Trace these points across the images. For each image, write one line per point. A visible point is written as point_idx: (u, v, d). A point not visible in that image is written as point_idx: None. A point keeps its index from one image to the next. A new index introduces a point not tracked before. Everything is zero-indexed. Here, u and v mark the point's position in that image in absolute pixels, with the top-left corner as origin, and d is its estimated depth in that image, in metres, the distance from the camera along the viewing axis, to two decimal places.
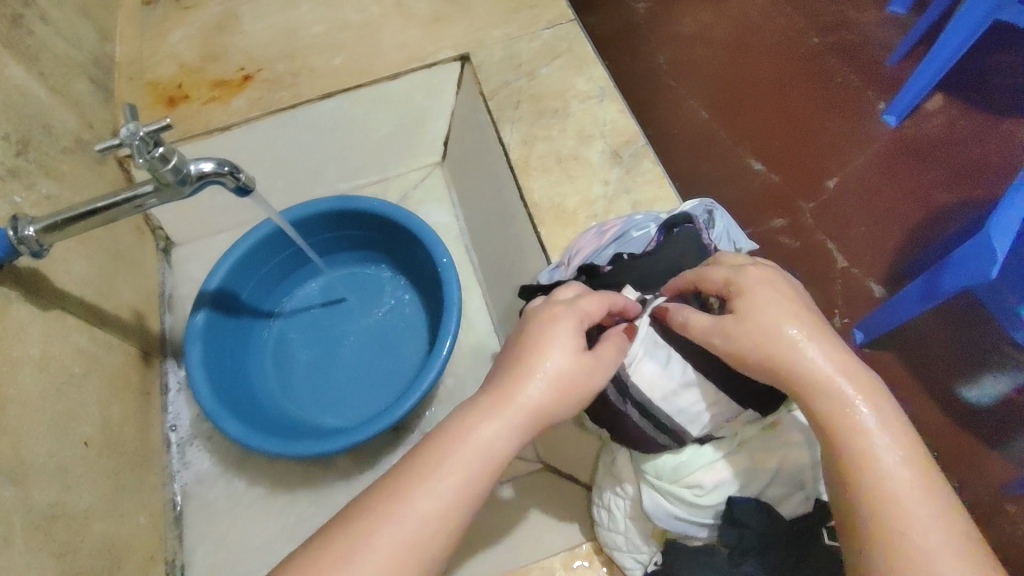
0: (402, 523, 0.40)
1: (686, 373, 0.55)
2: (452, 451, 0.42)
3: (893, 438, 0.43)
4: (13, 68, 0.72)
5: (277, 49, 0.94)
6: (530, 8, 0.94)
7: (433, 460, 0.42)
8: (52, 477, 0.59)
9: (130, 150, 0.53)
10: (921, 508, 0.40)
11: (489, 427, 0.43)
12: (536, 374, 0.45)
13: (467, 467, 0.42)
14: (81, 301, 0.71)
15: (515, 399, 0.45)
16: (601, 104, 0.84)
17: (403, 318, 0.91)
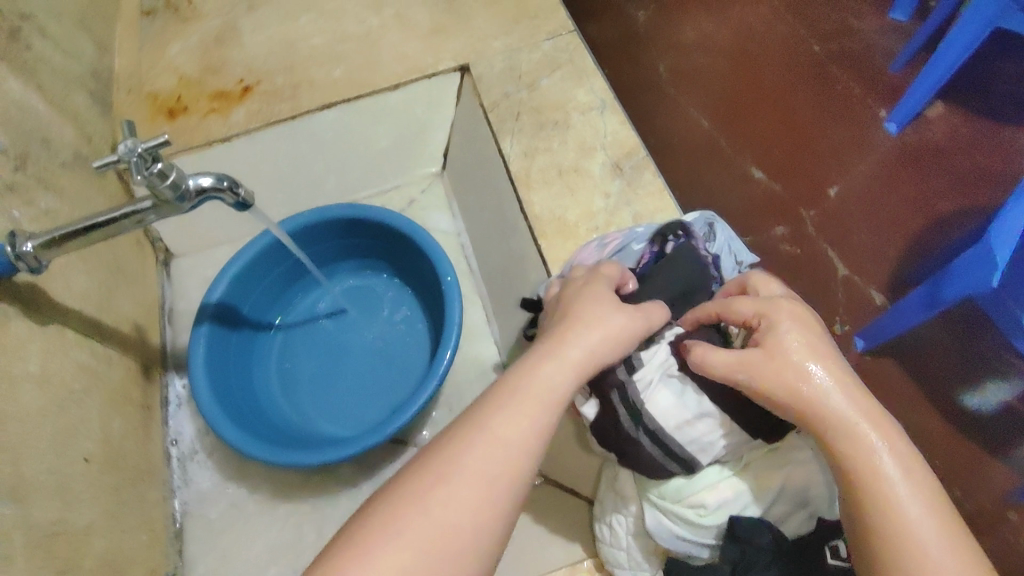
0: (485, 460, 0.43)
1: (702, 405, 0.54)
2: (517, 394, 0.46)
3: (909, 475, 0.43)
4: (11, 82, 0.72)
5: (277, 60, 0.94)
6: (530, 19, 0.94)
7: (503, 402, 0.46)
8: (53, 494, 0.58)
9: (128, 167, 0.53)
10: (932, 546, 0.41)
11: (550, 369, 0.48)
12: (588, 325, 0.50)
13: (535, 407, 0.46)
14: (81, 316, 0.70)
15: (571, 345, 0.49)
16: (602, 116, 0.84)
17: (406, 329, 0.91)
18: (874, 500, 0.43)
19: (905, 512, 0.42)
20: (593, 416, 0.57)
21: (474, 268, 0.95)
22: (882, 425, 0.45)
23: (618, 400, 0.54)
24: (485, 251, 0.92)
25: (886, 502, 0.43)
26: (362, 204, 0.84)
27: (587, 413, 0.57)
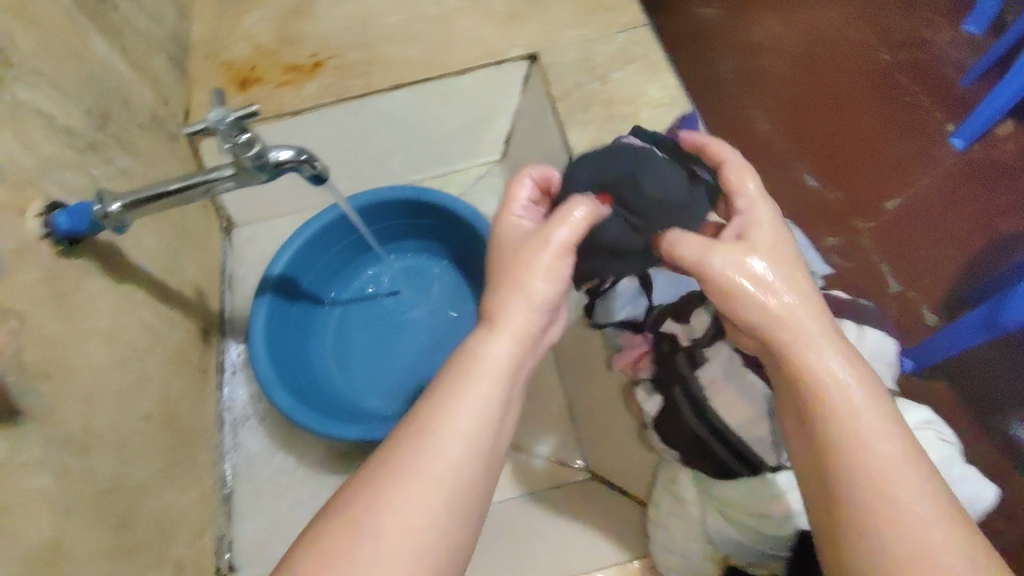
0: (437, 448, 0.41)
1: (768, 403, 0.53)
2: (458, 375, 0.44)
3: (884, 425, 0.41)
4: (99, 41, 0.73)
5: (350, 37, 0.95)
6: (606, 11, 0.93)
7: (444, 386, 0.44)
8: (114, 450, 0.60)
9: (216, 135, 0.54)
10: (914, 503, 0.38)
11: (490, 347, 0.45)
12: (519, 284, 0.47)
13: (482, 385, 0.43)
14: (149, 276, 0.72)
15: (504, 316, 0.46)
16: (674, 112, 0.82)
17: (455, 313, 0.91)
18: (837, 446, 0.41)
19: (877, 462, 0.39)
20: (656, 413, 0.58)
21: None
22: (858, 370, 0.43)
23: (681, 397, 0.55)
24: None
25: (856, 450, 0.40)
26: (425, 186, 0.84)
27: (649, 408, 0.58)
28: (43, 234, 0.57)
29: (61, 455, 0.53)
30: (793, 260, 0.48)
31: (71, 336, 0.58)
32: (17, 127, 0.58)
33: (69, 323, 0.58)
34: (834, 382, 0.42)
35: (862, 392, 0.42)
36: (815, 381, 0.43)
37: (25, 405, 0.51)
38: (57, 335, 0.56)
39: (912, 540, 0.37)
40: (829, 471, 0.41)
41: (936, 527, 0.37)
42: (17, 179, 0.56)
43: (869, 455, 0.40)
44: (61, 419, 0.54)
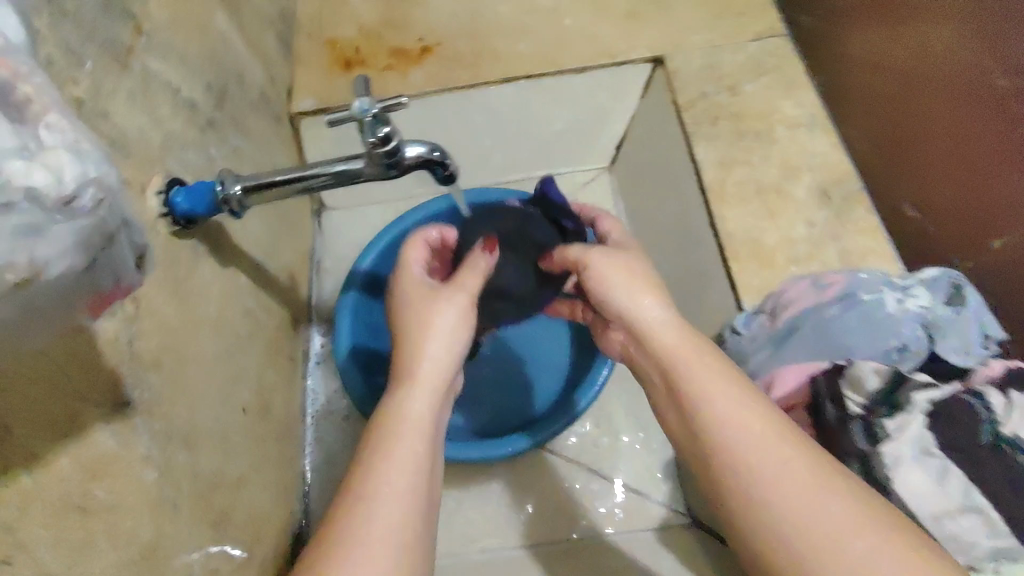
0: (381, 495, 0.44)
1: (967, 496, 0.48)
2: (384, 430, 0.48)
3: (758, 423, 0.45)
4: (221, 15, 0.71)
5: (459, 25, 0.90)
6: (736, 16, 0.87)
7: (374, 440, 0.48)
8: (215, 444, 0.57)
9: (357, 127, 0.50)
10: (803, 489, 0.42)
11: (410, 401, 0.50)
12: (426, 339, 0.53)
13: (411, 435, 0.48)
14: (251, 260, 0.69)
15: (420, 371, 0.52)
16: (811, 133, 0.75)
17: (549, 329, 0.87)
18: (726, 450, 0.45)
19: (789, 486, 0.43)
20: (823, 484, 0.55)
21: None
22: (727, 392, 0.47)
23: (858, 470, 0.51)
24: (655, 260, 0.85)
25: (745, 451, 0.45)
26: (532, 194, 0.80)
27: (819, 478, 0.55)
28: (161, 213, 0.54)
29: (169, 450, 0.51)
30: (647, 279, 0.56)
31: (184, 323, 0.56)
32: (145, 102, 0.55)
33: (183, 309, 0.56)
34: (708, 384, 0.48)
35: (730, 403, 0.47)
36: (696, 391, 0.48)
37: (138, 396, 0.48)
38: (172, 322, 0.54)
39: (821, 547, 0.40)
40: (721, 475, 0.45)
41: (832, 506, 0.41)
42: (145, 156, 0.54)
43: (758, 450, 0.44)
44: (169, 411, 0.52)
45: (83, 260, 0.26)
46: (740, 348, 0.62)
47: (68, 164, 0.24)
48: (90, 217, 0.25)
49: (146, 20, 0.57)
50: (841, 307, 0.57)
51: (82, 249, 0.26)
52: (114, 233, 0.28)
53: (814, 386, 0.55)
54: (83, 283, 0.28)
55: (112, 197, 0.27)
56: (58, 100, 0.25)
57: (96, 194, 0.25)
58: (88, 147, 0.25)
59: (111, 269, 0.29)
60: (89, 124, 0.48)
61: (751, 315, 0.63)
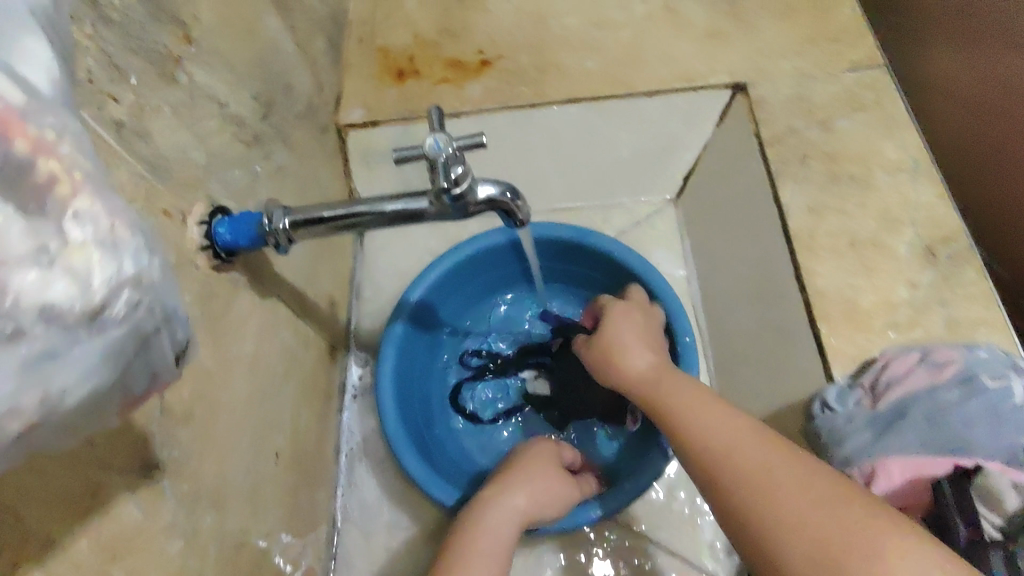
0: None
1: None
2: (472, 546, 0.55)
3: (726, 425, 0.50)
4: (273, 20, 0.65)
5: (522, 36, 0.83)
6: (830, 41, 0.79)
7: (457, 555, 0.55)
8: (243, 498, 0.53)
9: (428, 166, 0.45)
10: (758, 467, 0.46)
11: (496, 521, 0.57)
12: (517, 478, 0.61)
13: (490, 557, 0.55)
14: (293, 289, 0.65)
15: (510, 501, 0.59)
16: (915, 180, 0.68)
17: None
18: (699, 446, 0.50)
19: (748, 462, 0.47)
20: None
21: (700, 326, 0.85)
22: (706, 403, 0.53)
23: None
24: (731, 306, 0.79)
25: (714, 443, 0.49)
26: (601, 231, 0.74)
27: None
28: (202, 245, 0.49)
29: (196, 513, 0.46)
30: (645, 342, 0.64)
31: (221, 365, 0.51)
32: (191, 118, 0.50)
33: (218, 349, 0.51)
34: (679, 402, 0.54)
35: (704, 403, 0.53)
36: (661, 402, 0.56)
37: (168, 456, 0.43)
38: (208, 366, 0.49)
39: (775, 513, 0.43)
40: (703, 471, 0.49)
41: (783, 470, 0.45)
42: (187, 179, 0.49)
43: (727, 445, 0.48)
44: (199, 469, 0.47)
45: (109, 372, 0.21)
46: (834, 427, 0.54)
47: (95, 265, 0.19)
48: (122, 325, 0.21)
49: (196, 26, 0.52)
50: (960, 391, 0.49)
51: (109, 360, 0.21)
52: (155, 332, 0.23)
53: (940, 495, 0.47)
54: (114, 390, 0.23)
55: (154, 295, 0.22)
56: (93, 178, 0.20)
57: (130, 299, 0.20)
58: (127, 241, 0.20)
59: (149, 368, 0.24)
60: (131, 148, 0.42)
61: (846, 389, 0.55)
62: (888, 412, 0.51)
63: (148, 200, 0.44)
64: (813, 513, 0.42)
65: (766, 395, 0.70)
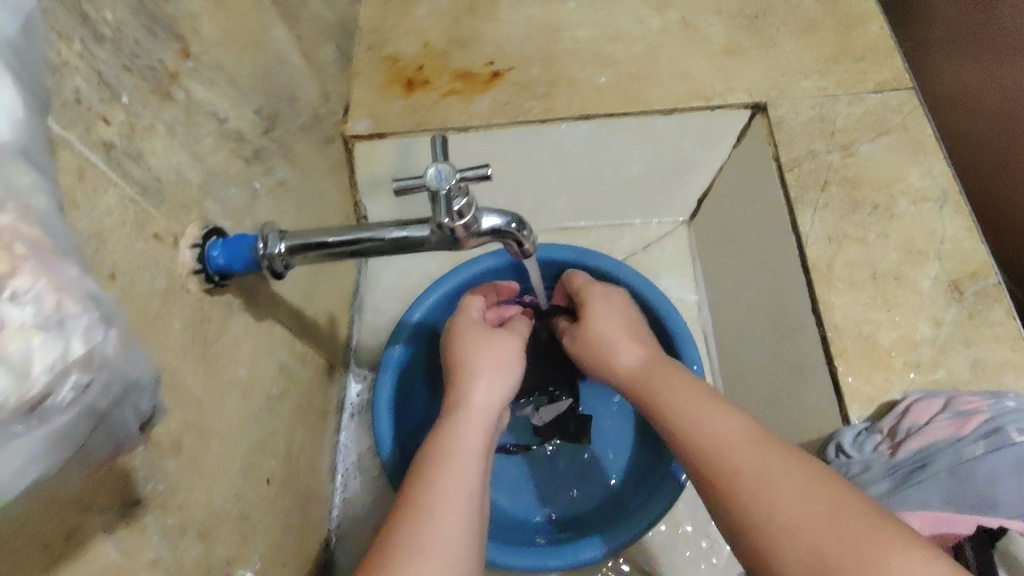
0: (444, 505, 0.45)
1: None
2: (443, 448, 0.50)
3: (727, 424, 0.47)
4: (278, 29, 0.63)
5: (534, 47, 0.81)
6: (853, 60, 0.76)
7: (427, 461, 0.49)
8: (234, 527, 0.50)
9: (429, 198, 0.43)
10: (757, 472, 0.43)
11: (467, 425, 0.52)
12: (479, 375, 0.56)
13: (468, 456, 0.49)
14: (291, 308, 0.63)
15: (477, 400, 0.54)
16: (941, 210, 0.65)
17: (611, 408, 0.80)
18: (692, 441, 0.48)
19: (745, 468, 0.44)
20: None
21: (711, 355, 0.85)
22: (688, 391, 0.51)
23: None
24: (744, 335, 0.76)
25: (709, 444, 0.47)
26: (615, 259, 0.73)
27: None
28: (194, 269, 0.47)
29: (182, 545, 0.43)
30: (631, 335, 0.62)
31: (213, 391, 0.49)
32: (188, 136, 0.48)
33: (209, 374, 0.48)
34: (670, 393, 0.52)
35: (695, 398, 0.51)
36: (652, 391, 0.54)
37: (151, 490, 0.40)
38: (198, 393, 0.47)
39: (777, 526, 0.40)
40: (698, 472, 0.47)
41: (788, 477, 0.42)
42: (181, 200, 0.47)
43: (724, 446, 0.46)
44: (187, 499, 0.44)
45: (65, 454, 0.21)
46: (851, 473, 0.52)
47: (38, 352, 0.19)
48: (73, 407, 0.21)
49: (196, 41, 0.50)
50: (987, 446, 0.48)
51: (63, 442, 0.21)
52: (113, 406, 0.23)
53: (962, 559, 0.44)
54: (72, 467, 0.23)
55: (106, 370, 0.22)
56: (43, 256, 0.20)
57: (79, 380, 0.20)
58: (74, 321, 0.20)
59: (112, 440, 0.24)
60: (121, 170, 0.40)
61: (863, 432, 0.52)
62: (908, 461, 0.50)
63: (139, 224, 0.42)
64: (825, 523, 0.39)
65: (784, 432, 0.68)
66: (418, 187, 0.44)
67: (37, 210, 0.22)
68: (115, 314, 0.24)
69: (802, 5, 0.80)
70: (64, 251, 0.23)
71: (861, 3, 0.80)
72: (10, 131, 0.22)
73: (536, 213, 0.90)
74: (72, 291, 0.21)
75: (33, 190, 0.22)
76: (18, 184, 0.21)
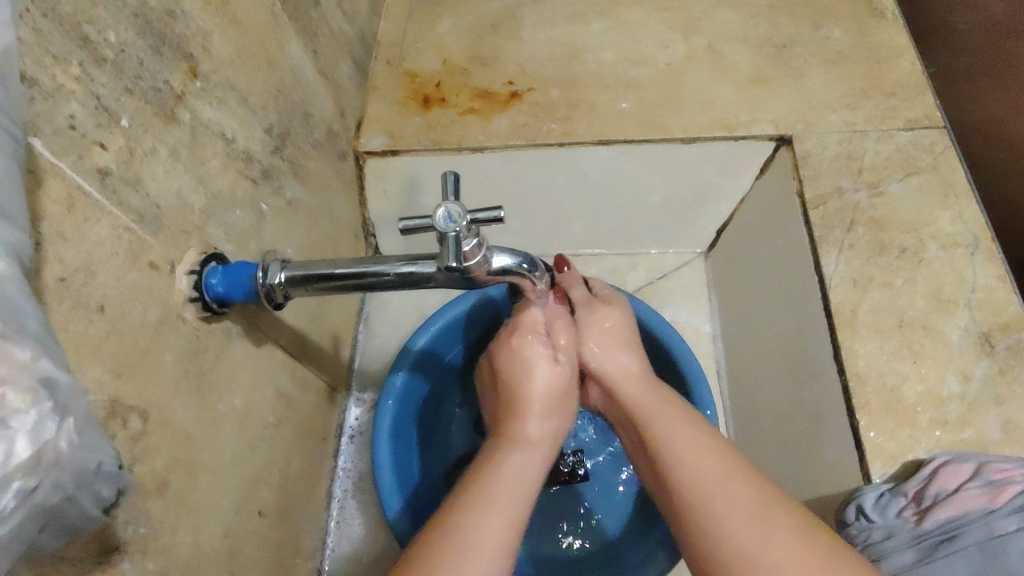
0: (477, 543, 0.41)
1: None
2: (492, 480, 0.46)
3: (713, 472, 0.44)
4: (294, 44, 0.61)
5: (556, 69, 0.78)
6: (885, 96, 0.73)
7: (473, 491, 0.45)
8: (221, 565, 0.48)
9: (438, 240, 0.41)
10: (753, 531, 0.40)
11: (514, 460, 0.48)
12: (533, 405, 0.52)
13: (517, 497, 0.45)
14: (294, 331, 0.61)
15: (532, 436, 0.50)
16: (972, 258, 0.62)
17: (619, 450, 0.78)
18: (676, 472, 0.45)
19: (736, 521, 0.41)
20: None
21: (723, 396, 0.82)
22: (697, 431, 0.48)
23: None
24: (761, 377, 0.74)
25: (692, 481, 0.44)
26: (642, 301, 0.70)
27: None
28: (191, 297, 0.45)
29: None
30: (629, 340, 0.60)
31: (205, 423, 0.47)
32: (192, 158, 0.46)
33: (202, 407, 0.46)
34: (663, 416, 0.50)
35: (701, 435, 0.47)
36: (647, 415, 0.51)
37: (132, 534, 0.38)
38: (190, 428, 0.45)
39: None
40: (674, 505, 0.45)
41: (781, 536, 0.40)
42: (181, 225, 0.45)
43: (709, 482, 0.43)
44: (171, 542, 0.42)
45: (10, 553, 0.23)
46: (871, 540, 0.50)
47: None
48: (15, 512, 0.22)
49: (206, 59, 0.48)
50: (1020, 522, 0.44)
51: (4, 542, 0.22)
52: (64, 498, 0.24)
53: None
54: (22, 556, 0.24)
55: (53, 468, 0.23)
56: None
57: (23, 484, 0.21)
58: (18, 421, 0.21)
59: (67, 524, 0.26)
60: (116, 198, 0.39)
61: (885, 495, 0.51)
62: (936, 531, 0.47)
63: (132, 254, 0.40)
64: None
65: (797, 486, 0.65)
66: (427, 227, 0.43)
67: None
68: (73, 400, 0.25)
69: (833, 37, 0.78)
70: (20, 332, 0.23)
71: (895, 36, 0.77)
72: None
73: (549, 238, 0.88)
74: (17, 384, 0.22)
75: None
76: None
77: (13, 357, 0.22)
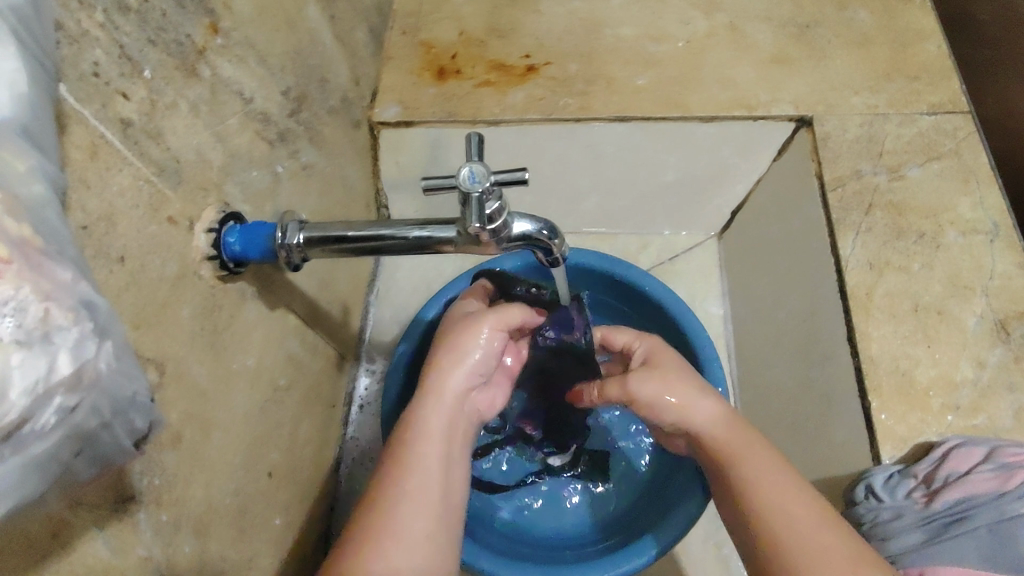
0: (401, 505, 0.45)
1: None
2: (406, 445, 0.48)
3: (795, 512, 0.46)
4: (313, 7, 0.61)
5: (574, 43, 0.77)
6: (908, 79, 0.72)
7: (394, 461, 0.48)
8: (231, 522, 0.49)
9: (460, 202, 0.41)
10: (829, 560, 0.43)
11: (428, 416, 0.50)
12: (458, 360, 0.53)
13: (427, 454, 0.48)
14: (305, 296, 0.61)
15: (441, 392, 0.51)
16: (991, 244, 0.62)
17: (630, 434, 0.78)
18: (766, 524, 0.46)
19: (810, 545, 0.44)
20: None
21: (733, 377, 0.82)
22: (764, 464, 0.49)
23: None
24: (772, 358, 0.73)
25: (789, 541, 0.44)
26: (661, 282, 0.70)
27: None
28: (208, 255, 0.45)
29: (175, 542, 0.42)
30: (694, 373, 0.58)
31: (219, 379, 0.47)
32: (212, 115, 0.46)
33: (216, 364, 0.47)
34: (747, 456, 0.50)
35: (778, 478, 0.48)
36: (727, 453, 0.51)
37: (148, 485, 0.39)
38: (204, 384, 0.45)
39: None
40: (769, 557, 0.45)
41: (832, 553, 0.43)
42: (200, 181, 0.45)
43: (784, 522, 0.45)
44: (185, 494, 0.42)
45: (48, 473, 0.23)
46: (880, 519, 0.50)
47: (16, 372, 0.20)
48: (54, 430, 0.22)
49: (226, 16, 0.47)
50: None
51: (45, 460, 0.23)
52: (99, 424, 0.25)
53: None
54: (57, 482, 0.25)
55: (92, 389, 0.23)
56: (33, 263, 0.21)
57: (63, 402, 0.22)
58: (60, 337, 0.21)
59: (99, 455, 0.27)
60: (137, 149, 0.39)
61: (895, 475, 0.51)
62: (944, 512, 0.48)
63: (152, 207, 0.40)
64: None
65: (805, 465, 0.65)
66: (450, 190, 0.42)
67: (25, 201, 0.23)
68: (110, 324, 0.25)
69: (857, 18, 0.77)
70: (60, 252, 0.23)
71: (920, 19, 0.76)
72: (30, 158, 0.24)
73: (563, 215, 0.87)
74: (59, 301, 0.22)
75: (29, 183, 0.23)
76: (11, 175, 0.23)
77: (57, 276, 0.22)
